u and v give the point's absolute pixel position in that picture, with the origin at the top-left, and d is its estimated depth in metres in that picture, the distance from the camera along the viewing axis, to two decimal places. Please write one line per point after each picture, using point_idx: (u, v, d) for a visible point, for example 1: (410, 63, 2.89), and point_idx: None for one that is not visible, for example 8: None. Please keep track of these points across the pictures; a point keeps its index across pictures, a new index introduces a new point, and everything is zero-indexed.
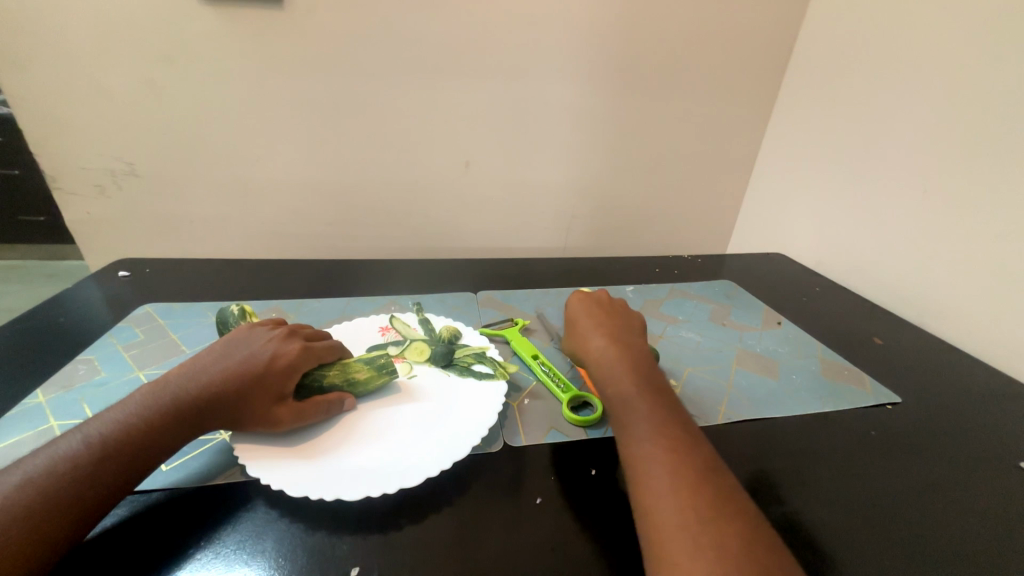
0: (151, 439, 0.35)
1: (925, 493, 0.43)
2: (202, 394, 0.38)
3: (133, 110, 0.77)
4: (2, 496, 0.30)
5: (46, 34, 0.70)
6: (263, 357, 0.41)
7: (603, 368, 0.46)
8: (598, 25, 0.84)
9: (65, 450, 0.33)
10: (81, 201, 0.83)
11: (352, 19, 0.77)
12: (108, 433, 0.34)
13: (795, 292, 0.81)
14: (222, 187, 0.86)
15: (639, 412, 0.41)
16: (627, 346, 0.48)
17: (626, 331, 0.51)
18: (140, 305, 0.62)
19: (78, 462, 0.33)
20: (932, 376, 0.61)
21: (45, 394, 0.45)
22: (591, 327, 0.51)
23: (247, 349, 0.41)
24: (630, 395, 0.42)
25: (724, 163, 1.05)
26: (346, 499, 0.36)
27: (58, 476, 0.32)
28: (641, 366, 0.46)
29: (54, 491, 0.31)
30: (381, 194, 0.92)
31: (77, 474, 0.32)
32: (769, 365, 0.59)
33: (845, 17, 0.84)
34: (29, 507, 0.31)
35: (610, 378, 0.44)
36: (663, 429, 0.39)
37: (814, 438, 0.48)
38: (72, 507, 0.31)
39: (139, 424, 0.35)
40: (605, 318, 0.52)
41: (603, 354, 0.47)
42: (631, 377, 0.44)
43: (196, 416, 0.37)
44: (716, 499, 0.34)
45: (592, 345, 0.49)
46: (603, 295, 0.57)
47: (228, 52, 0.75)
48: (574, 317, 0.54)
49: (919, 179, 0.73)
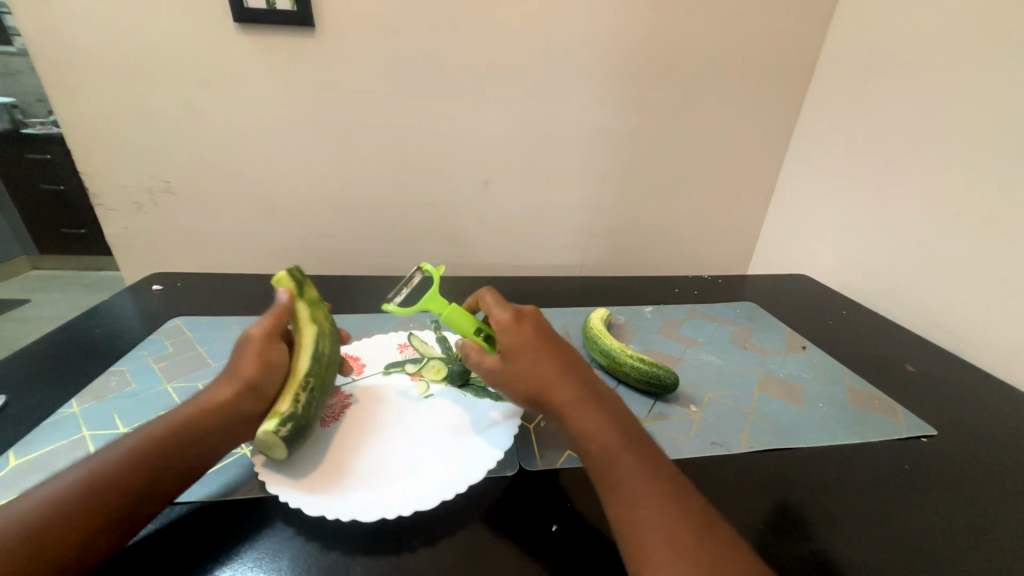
0: (149, 463, 0.34)
1: (967, 534, 0.40)
2: (218, 394, 0.38)
3: (172, 131, 0.82)
4: (50, 494, 0.31)
5: (97, 62, 0.75)
6: (257, 339, 0.41)
7: (574, 423, 0.39)
8: (618, 47, 0.86)
9: (46, 491, 0.31)
10: (121, 217, 0.88)
11: (379, 44, 0.80)
12: (97, 466, 0.33)
13: (820, 315, 0.79)
14: (250, 204, 0.90)
15: (624, 470, 0.36)
16: (588, 388, 0.41)
17: (580, 365, 0.43)
18: (171, 318, 0.64)
19: (114, 472, 0.33)
20: (970, 406, 0.58)
21: (80, 403, 0.47)
22: (548, 367, 0.41)
23: (238, 343, 0.42)
24: (611, 449, 0.37)
25: (745, 182, 1.04)
26: (362, 521, 0.36)
27: (28, 521, 0.30)
28: (614, 413, 0.40)
29: (26, 537, 0.29)
30: (402, 211, 0.94)
31: (55, 515, 0.30)
32: (793, 391, 0.57)
33: (869, 36, 0.83)
34: (72, 505, 0.31)
35: (585, 432, 0.38)
36: (652, 489, 0.35)
37: (842, 470, 0.46)
38: (51, 553, 0.29)
39: (136, 449, 0.34)
40: (557, 351, 0.43)
41: (571, 408, 0.40)
42: (608, 428, 0.39)
43: (208, 420, 0.37)
44: (718, 560, 0.31)
45: (555, 392, 0.40)
46: (535, 316, 0.45)
47: (261, 76, 0.79)
48: (522, 349, 0.42)
49: (947, 200, 0.70)
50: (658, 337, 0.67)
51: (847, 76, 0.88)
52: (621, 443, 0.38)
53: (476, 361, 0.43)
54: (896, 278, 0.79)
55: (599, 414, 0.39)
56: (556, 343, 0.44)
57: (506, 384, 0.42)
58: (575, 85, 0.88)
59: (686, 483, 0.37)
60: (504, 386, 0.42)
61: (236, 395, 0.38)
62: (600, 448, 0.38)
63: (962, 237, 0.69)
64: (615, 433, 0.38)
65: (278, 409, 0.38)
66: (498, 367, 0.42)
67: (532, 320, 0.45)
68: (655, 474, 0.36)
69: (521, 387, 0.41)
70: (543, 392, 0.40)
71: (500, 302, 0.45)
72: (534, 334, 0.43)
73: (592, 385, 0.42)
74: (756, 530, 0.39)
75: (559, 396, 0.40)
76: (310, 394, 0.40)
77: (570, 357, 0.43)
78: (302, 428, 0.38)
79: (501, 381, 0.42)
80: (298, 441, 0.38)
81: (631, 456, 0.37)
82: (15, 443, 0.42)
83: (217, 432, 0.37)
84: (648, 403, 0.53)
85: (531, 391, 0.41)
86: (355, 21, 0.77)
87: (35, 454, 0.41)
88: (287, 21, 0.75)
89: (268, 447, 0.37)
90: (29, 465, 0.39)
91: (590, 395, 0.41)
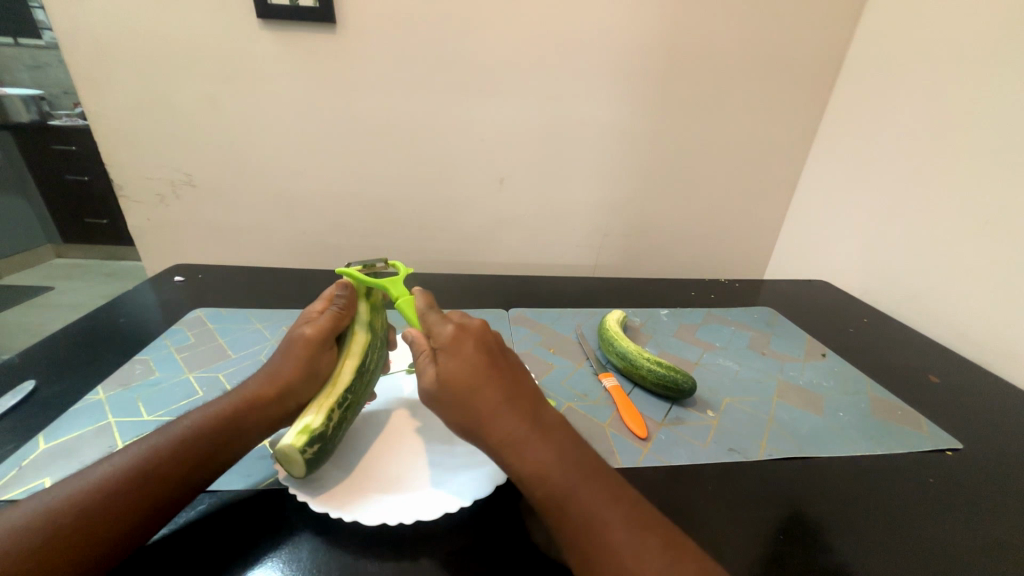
0: (195, 452, 0.36)
1: (995, 550, 0.39)
2: (260, 388, 0.41)
3: (194, 124, 0.83)
4: (114, 468, 0.33)
5: (124, 56, 0.77)
6: (310, 341, 0.42)
7: (519, 462, 0.34)
8: (637, 47, 0.85)
9: (96, 475, 0.33)
10: (143, 209, 0.90)
11: (397, 40, 0.80)
12: (143, 452, 0.34)
13: (839, 322, 0.78)
14: (268, 197, 0.91)
15: (575, 514, 0.32)
16: (535, 417, 0.36)
17: (526, 390, 0.38)
18: (192, 309, 0.65)
19: (169, 453, 0.35)
20: (994, 418, 0.56)
21: (105, 391, 0.48)
22: (488, 395, 0.36)
23: (290, 340, 0.43)
24: (561, 489, 0.33)
25: (764, 184, 1.03)
26: (392, 524, 0.36)
27: (96, 491, 0.32)
28: (564, 445, 0.35)
29: (90, 509, 0.31)
30: (418, 208, 0.95)
31: (107, 498, 0.32)
32: (812, 399, 0.57)
33: (898, 37, 0.81)
34: (133, 481, 0.33)
35: (532, 472, 0.34)
36: (604, 542, 0.31)
37: (863, 481, 0.45)
38: (116, 524, 0.31)
39: (183, 436, 0.36)
40: (500, 374, 0.38)
41: (519, 445, 0.35)
42: (559, 465, 0.34)
43: (247, 414, 0.39)
44: None
45: (498, 428, 0.35)
46: (480, 333, 0.40)
47: (281, 72, 0.80)
48: (459, 374, 0.36)
49: (974, 206, 0.68)
50: (674, 340, 0.67)
51: (873, 78, 0.86)
52: (568, 487, 0.33)
53: (419, 368, 0.38)
54: (917, 285, 0.77)
55: (545, 451, 0.35)
56: (503, 366, 0.38)
57: (443, 412, 0.37)
58: (593, 84, 0.87)
59: (652, 514, 0.33)
60: (441, 412, 0.38)
61: (277, 395, 0.40)
62: (545, 494, 0.33)
63: (987, 244, 0.67)
64: (564, 474, 0.34)
65: (308, 423, 0.36)
66: (435, 391, 0.37)
67: (474, 337, 0.39)
68: (604, 521, 0.32)
69: (458, 418, 0.36)
70: (482, 427, 0.36)
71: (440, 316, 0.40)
72: (473, 355, 0.38)
73: (539, 415, 0.37)
74: (774, 539, 0.38)
75: (495, 432, 0.35)
76: (342, 413, 0.39)
77: (514, 378, 0.38)
78: (327, 448, 0.37)
79: (438, 406, 0.37)
80: (319, 462, 0.37)
81: (580, 503, 0.33)
82: (43, 428, 0.43)
83: (261, 422, 0.40)
84: (664, 407, 0.53)
85: (468, 424, 0.36)
86: (374, 17, 0.78)
87: (64, 438, 0.42)
88: (307, 18, 0.76)
89: (287, 461, 0.36)
90: (58, 449, 0.40)
91: (538, 428, 0.36)
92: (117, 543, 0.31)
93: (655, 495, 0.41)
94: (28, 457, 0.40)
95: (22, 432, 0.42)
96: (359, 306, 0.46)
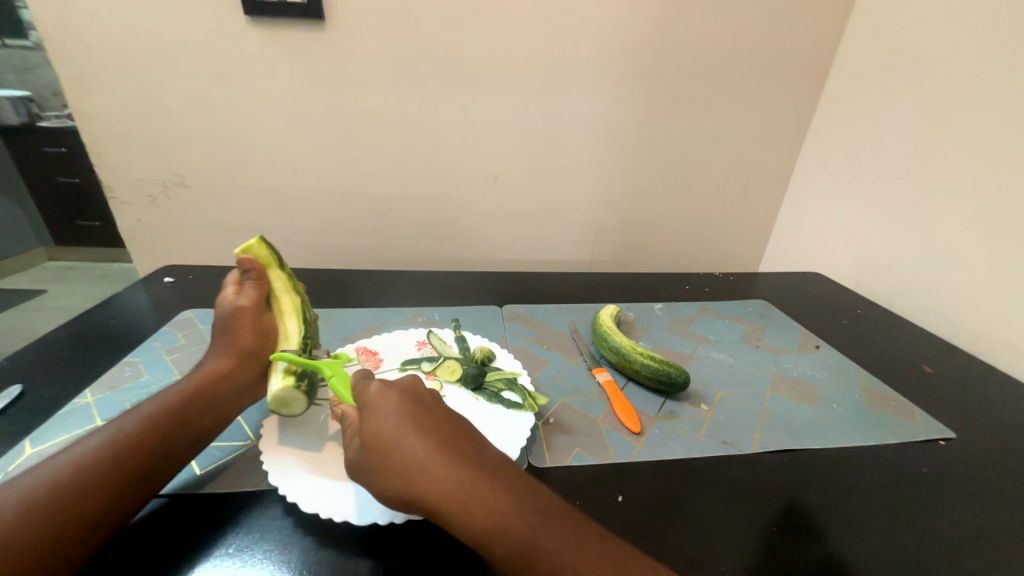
0: (167, 430, 0.37)
1: (986, 540, 0.39)
2: (221, 364, 0.43)
3: (182, 123, 0.82)
4: (87, 450, 0.34)
5: (110, 54, 0.76)
6: (250, 310, 0.46)
7: (473, 519, 0.32)
8: (631, 41, 0.84)
9: (68, 457, 0.34)
10: (134, 210, 0.89)
11: (387, 35, 0.79)
12: (115, 433, 0.36)
13: (834, 314, 0.78)
14: (259, 196, 0.90)
15: (545, 564, 0.30)
16: (483, 463, 0.34)
17: (466, 437, 0.36)
18: (183, 310, 0.65)
19: (141, 435, 0.36)
20: (987, 408, 0.56)
21: (93, 395, 0.47)
22: (421, 450, 0.34)
23: (227, 316, 0.46)
24: (525, 540, 0.31)
25: (759, 177, 1.02)
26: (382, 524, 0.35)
27: (67, 473, 0.33)
28: (519, 488, 0.33)
29: (66, 487, 0.32)
30: (411, 205, 0.94)
31: (82, 476, 0.33)
32: (806, 392, 0.57)
33: (891, 26, 0.81)
34: (109, 461, 0.34)
35: (490, 525, 0.31)
36: None
37: (856, 472, 0.45)
38: (93, 503, 0.32)
39: (153, 415, 0.38)
40: (434, 423, 0.36)
41: (468, 497, 0.32)
42: (517, 513, 0.32)
43: (214, 390, 0.41)
44: None
45: (440, 487, 0.33)
46: (408, 387, 0.39)
47: (270, 69, 0.79)
48: (386, 432, 0.35)
49: (969, 196, 0.68)
50: (668, 334, 0.67)
51: (867, 68, 0.85)
52: (533, 538, 0.31)
53: (350, 443, 0.38)
54: (911, 277, 0.77)
55: (501, 501, 0.32)
56: (436, 416, 0.37)
57: (378, 482, 0.35)
58: (586, 79, 0.87)
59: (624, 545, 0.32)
60: (375, 484, 0.35)
61: (238, 362, 0.44)
62: (508, 547, 0.31)
63: (981, 234, 0.67)
64: (526, 524, 0.31)
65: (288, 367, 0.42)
66: (366, 458, 0.35)
67: (399, 390, 0.39)
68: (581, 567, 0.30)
69: (392, 484, 0.34)
70: (423, 491, 0.33)
71: (368, 376, 0.40)
72: (403, 407, 0.37)
73: (486, 460, 0.35)
74: (768, 532, 0.38)
75: (436, 490, 0.33)
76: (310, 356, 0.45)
77: (448, 425, 0.37)
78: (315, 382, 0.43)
79: (371, 477, 0.35)
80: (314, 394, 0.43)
81: (548, 552, 0.30)
82: (30, 432, 0.42)
83: (229, 395, 0.42)
84: (658, 401, 0.52)
85: (404, 487, 0.33)
86: (363, 12, 0.77)
87: (50, 443, 0.41)
88: (295, 13, 0.75)
89: (285, 403, 0.42)
90: (45, 455, 0.40)
91: (487, 474, 0.34)
92: (94, 520, 0.31)
93: (647, 490, 0.41)
94: (15, 462, 0.39)
95: (8, 438, 0.42)
96: (272, 275, 0.50)
